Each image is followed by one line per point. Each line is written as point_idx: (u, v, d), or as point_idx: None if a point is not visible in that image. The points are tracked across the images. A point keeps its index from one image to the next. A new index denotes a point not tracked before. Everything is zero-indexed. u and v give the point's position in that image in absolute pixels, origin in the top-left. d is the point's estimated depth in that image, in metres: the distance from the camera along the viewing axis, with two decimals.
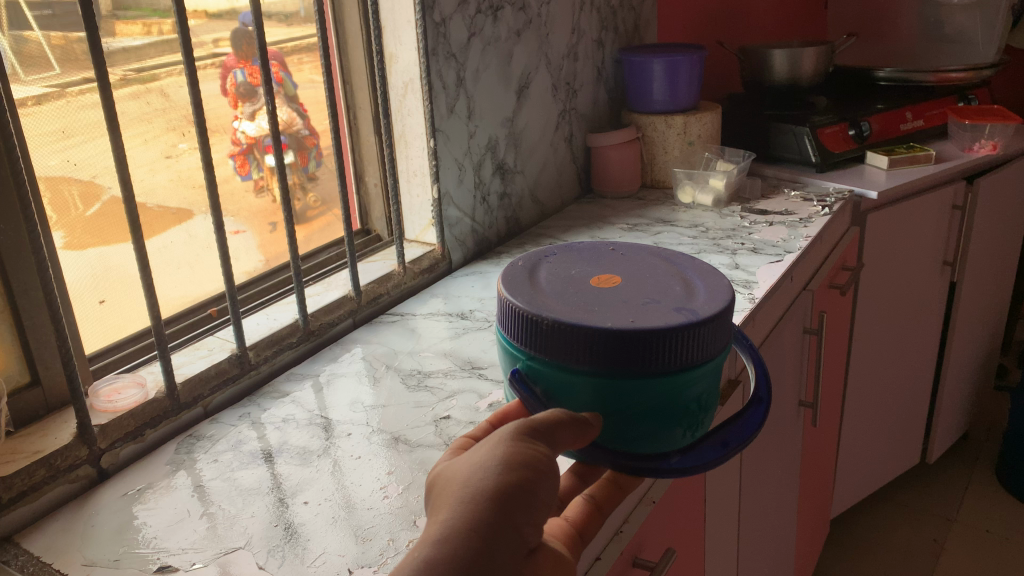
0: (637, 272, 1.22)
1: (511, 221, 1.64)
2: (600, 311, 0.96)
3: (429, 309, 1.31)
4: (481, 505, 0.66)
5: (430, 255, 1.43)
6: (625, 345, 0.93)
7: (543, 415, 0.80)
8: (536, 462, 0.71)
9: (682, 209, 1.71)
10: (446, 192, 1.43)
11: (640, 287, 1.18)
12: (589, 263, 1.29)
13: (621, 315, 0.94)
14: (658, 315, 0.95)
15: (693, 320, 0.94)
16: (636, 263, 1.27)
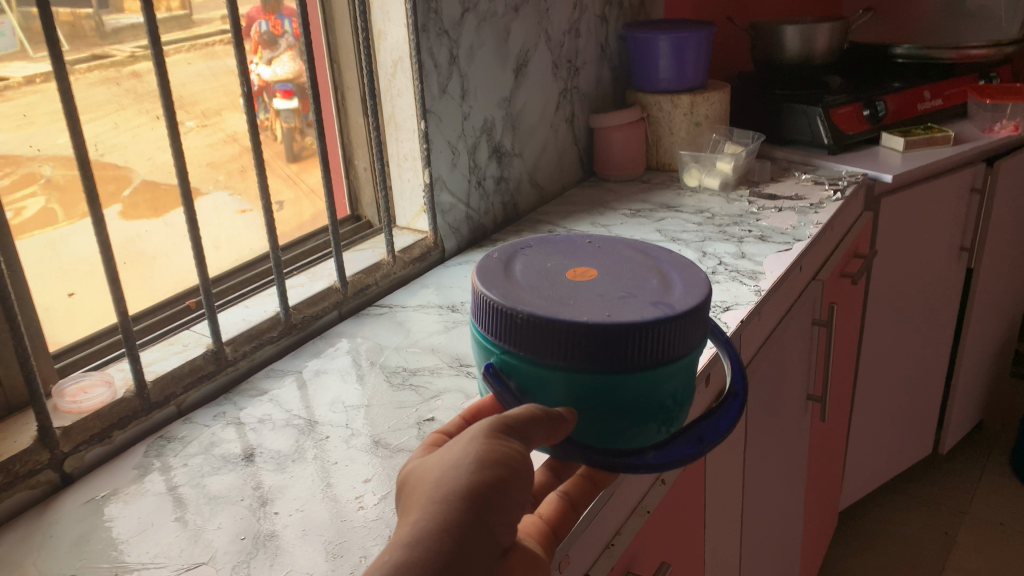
0: (614, 268, 1.17)
1: (509, 208, 1.58)
2: (574, 304, 0.91)
3: (419, 301, 1.25)
4: (449, 507, 0.58)
5: (422, 244, 1.37)
6: (602, 339, 0.87)
7: (524, 408, 0.69)
8: (512, 459, 0.62)
9: (687, 194, 1.64)
10: (439, 176, 1.37)
11: (619, 282, 1.13)
12: (571, 255, 1.23)
13: (596, 308, 0.89)
14: (635, 309, 0.89)
15: (669, 314, 0.89)
16: (614, 257, 1.22)
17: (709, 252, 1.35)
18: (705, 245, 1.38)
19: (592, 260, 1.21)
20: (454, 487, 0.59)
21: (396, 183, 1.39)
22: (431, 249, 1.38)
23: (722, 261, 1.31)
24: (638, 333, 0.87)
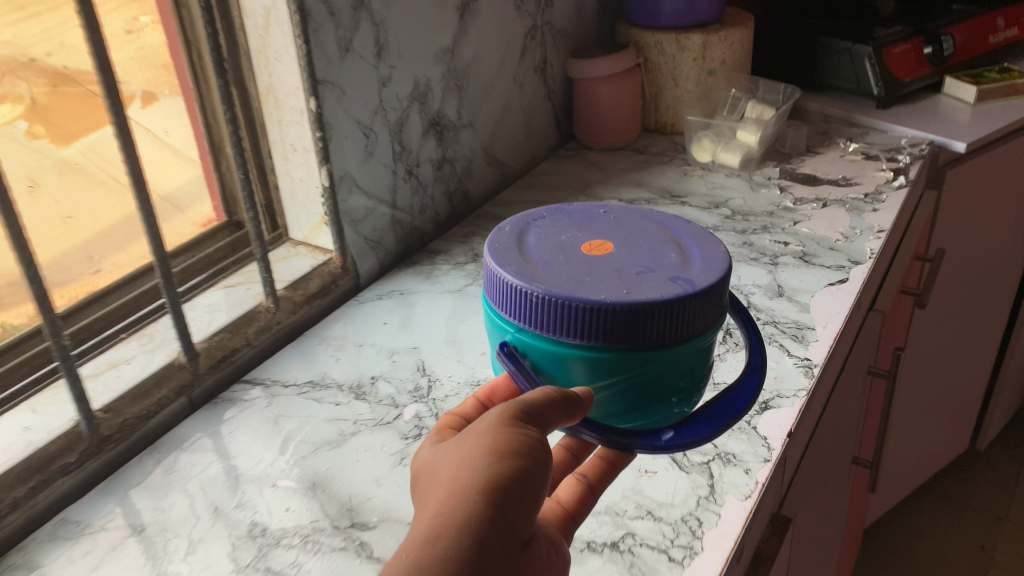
0: (637, 247, 0.81)
1: (455, 200, 1.16)
2: (590, 273, 0.75)
3: (309, 375, 0.85)
4: (462, 499, 0.50)
5: (321, 271, 0.96)
6: (619, 321, 0.72)
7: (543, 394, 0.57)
8: (530, 449, 0.53)
9: (697, 174, 1.22)
10: (346, 171, 0.95)
11: (652, 259, 0.78)
12: (572, 224, 0.86)
13: (611, 283, 0.73)
14: (648, 286, 0.73)
15: (691, 286, 0.73)
16: (614, 219, 0.86)
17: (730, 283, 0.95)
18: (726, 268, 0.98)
19: (599, 231, 0.84)
20: (468, 483, 0.50)
21: (286, 181, 0.97)
22: (336, 278, 0.97)
23: (750, 301, 0.92)
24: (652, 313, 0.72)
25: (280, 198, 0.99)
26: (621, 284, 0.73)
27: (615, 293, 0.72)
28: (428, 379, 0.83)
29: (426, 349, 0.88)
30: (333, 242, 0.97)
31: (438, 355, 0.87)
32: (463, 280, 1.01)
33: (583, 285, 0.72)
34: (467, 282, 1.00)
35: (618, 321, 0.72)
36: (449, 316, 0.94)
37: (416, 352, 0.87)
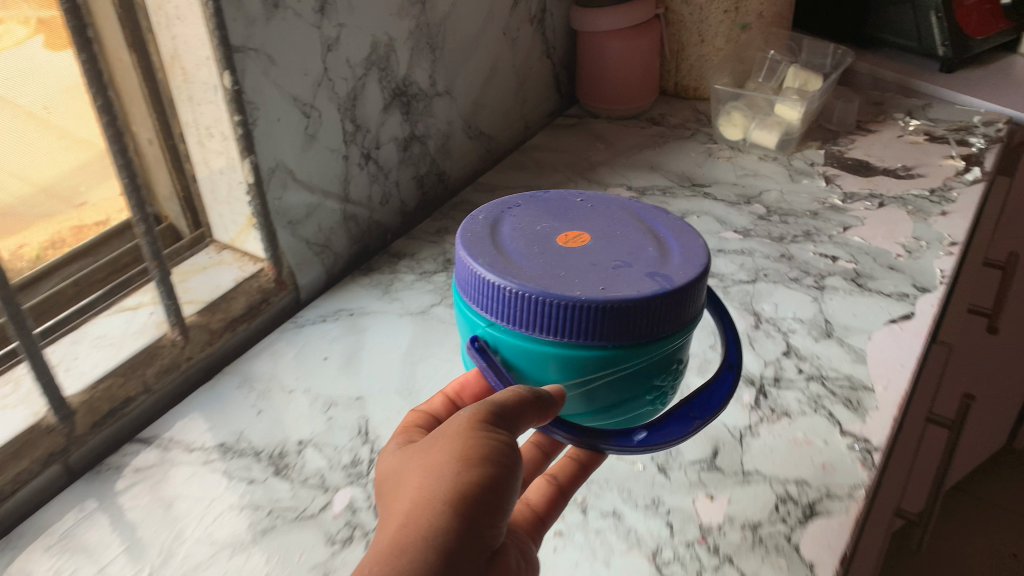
0: (624, 229, 0.64)
1: (427, 185, 0.95)
2: (565, 264, 0.59)
3: (221, 437, 0.67)
4: (427, 513, 0.44)
5: (249, 287, 0.76)
6: (606, 324, 0.56)
7: (512, 392, 0.51)
8: (503, 455, 0.47)
9: (724, 156, 1.01)
10: (278, 162, 0.75)
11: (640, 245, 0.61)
12: (541, 203, 0.69)
13: (588, 276, 0.57)
14: (632, 279, 0.57)
15: (688, 273, 0.58)
16: (595, 196, 0.69)
17: (763, 315, 0.75)
18: (759, 292, 0.78)
19: (576, 213, 0.67)
20: (433, 493, 0.45)
21: (204, 172, 0.76)
22: (268, 296, 0.78)
23: (789, 344, 0.72)
24: (642, 313, 0.56)
25: (199, 191, 0.78)
26: (600, 277, 0.57)
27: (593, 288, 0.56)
28: (370, 449, 0.64)
29: (372, 402, 0.69)
30: (263, 250, 0.77)
31: (387, 411, 0.68)
32: (429, 298, 0.81)
33: (554, 281, 0.56)
34: (434, 301, 0.80)
35: (606, 325, 0.56)
36: (406, 351, 0.74)
37: (360, 405, 0.69)
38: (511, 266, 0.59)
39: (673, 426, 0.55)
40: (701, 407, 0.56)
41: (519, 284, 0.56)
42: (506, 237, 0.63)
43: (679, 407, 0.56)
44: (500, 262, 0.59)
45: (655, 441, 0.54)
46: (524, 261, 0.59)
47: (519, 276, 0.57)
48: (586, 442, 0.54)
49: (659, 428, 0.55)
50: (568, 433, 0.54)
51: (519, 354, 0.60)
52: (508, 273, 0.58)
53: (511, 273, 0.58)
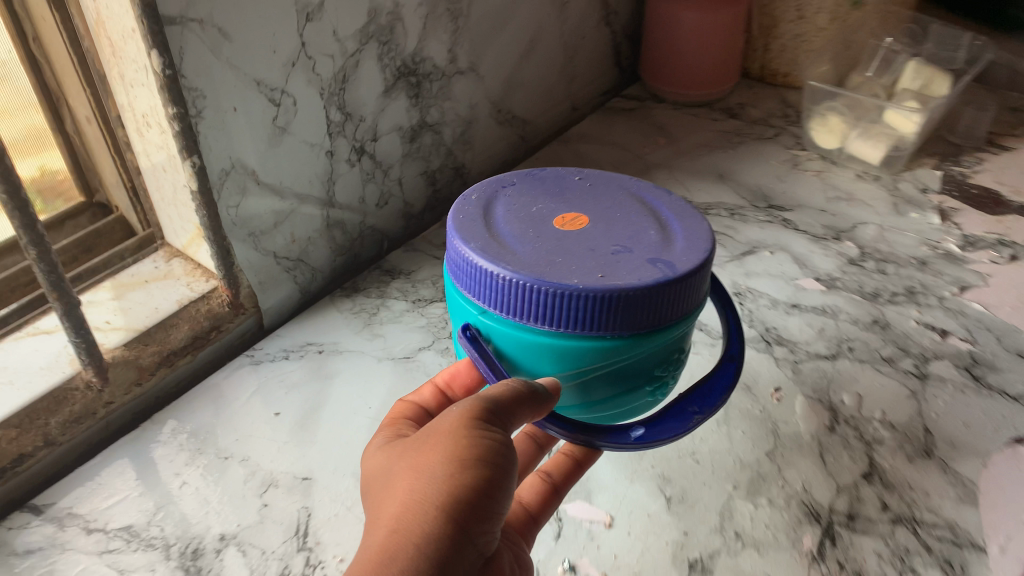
0: (620, 208, 0.54)
1: (437, 181, 0.79)
2: (563, 249, 0.49)
3: (128, 518, 0.53)
4: (420, 513, 0.42)
5: (195, 312, 0.62)
6: (608, 317, 0.47)
7: (505, 388, 0.47)
8: (496, 457, 0.44)
9: (811, 170, 0.81)
10: (234, 161, 0.59)
11: (639, 226, 0.51)
12: (540, 181, 0.58)
13: (586, 262, 0.48)
14: (632, 264, 0.48)
15: (690, 256, 0.48)
16: (596, 173, 0.58)
17: (842, 410, 0.58)
18: (839, 375, 0.60)
19: (570, 191, 0.56)
20: (425, 495, 0.42)
21: (148, 166, 0.61)
22: (220, 323, 0.63)
23: (873, 462, 0.54)
24: (643, 305, 0.47)
25: (146, 186, 0.63)
26: (599, 265, 0.48)
27: (592, 276, 0.46)
28: (303, 560, 0.50)
29: (320, 488, 0.54)
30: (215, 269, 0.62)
31: (335, 505, 0.53)
32: (418, 339, 0.65)
33: (553, 268, 0.47)
34: (423, 344, 0.64)
35: (609, 317, 0.47)
36: (376, 415, 0.59)
37: (304, 491, 0.54)
38: (505, 256, 0.49)
39: (673, 421, 0.50)
40: (703, 404, 0.51)
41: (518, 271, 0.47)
42: (492, 221, 0.52)
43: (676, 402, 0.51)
44: (492, 250, 0.49)
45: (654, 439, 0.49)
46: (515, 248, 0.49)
47: (512, 264, 0.48)
48: (585, 440, 0.48)
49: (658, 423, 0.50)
50: (571, 430, 0.49)
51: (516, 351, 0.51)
52: (501, 261, 0.48)
53: (505, 262, 0.48)
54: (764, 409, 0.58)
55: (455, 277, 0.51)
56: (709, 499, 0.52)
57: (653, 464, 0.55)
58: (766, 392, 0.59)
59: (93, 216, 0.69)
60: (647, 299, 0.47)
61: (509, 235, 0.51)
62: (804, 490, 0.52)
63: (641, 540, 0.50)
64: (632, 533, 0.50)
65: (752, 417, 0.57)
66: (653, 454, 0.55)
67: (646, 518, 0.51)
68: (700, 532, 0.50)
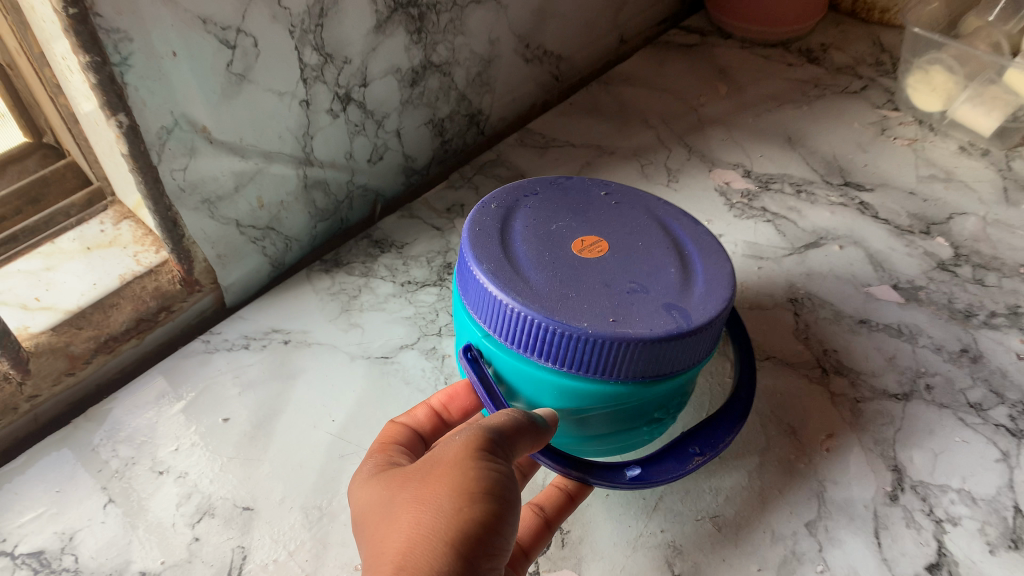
0: (643, 234, 0.44)
1: (446, 130, 0.67)
2: (576, 278, 0.40)
3: (40, 541, 0.46)
4: (423, 554, 0.33)
5: (140, 290, 0.53)
6: (613, 370, 0.38)
7: (509, 415, 0.38)
8: (507, 490, 0.36)
9: (901, 139, 0.67)
10: (177, 116, 0.47)
11: (661, 260, 0.42)
12: (565, 191, 0.48)
13: (600, 298, 0.39)
14: (650, 308, 0.39)
15: (716, 306, 0.40)
16: (626, 191, 0.48)
17: (911, 471, 0.46)
18: (911, 423, 0.48)
19: (591, 206, 0.47)
20: (428, 537, 0.33)
21: (81, 113, 0.50)
22: (170, 303, 0.54)
23: (943, 549, 0.43)
24: (653, 362, 0.38)
25: (84, 135, 0.52)
26: (614, 304, 0.39)
27: (602, 319, 0.37)
28: None
29: (261, 523, 0.46)
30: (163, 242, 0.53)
31: (275, 548, 0.45)
32: (400, 334, 0.56)
33: (562, 302, 0.38)
34: (406, 341, 0.55)
35: (614, 370, 0.38)
36: (338, 431, 0.50)
37: (243, 525, 0.46)
38: (513, 276, 0.39)
39: (669, 462, 0.41)
40: (707, 444, 0.42)
41: (522, 300, 0.38)
42: (504, 229, 0.43)
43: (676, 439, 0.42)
44: (500, 265, 0.40)
45: (652, 481, 0.40)
46: (526, 268, 0.40)
47: (518, 288, 0.39)
48: (572, 476, 0.39)
49: (652, 463, 0.41)
50: (554, 463, 0.40)
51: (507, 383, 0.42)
52: (507, 282, 0.39)
53: (512, 284, 0.39)
54: (808, 463, 0.47)
55: (464, 293, 0.42)
56: None
57: (662, 528, 0.44)
58: (814, 439, 0.48)
59: (43, 159, 0.56)
60: (661, 356, 0.38)
61: (521, 249, 0.42)
62: None
63: None
64: None
65: (792, 472, 0.46)
66: (663, 514, 0.45)
67: None
68: None
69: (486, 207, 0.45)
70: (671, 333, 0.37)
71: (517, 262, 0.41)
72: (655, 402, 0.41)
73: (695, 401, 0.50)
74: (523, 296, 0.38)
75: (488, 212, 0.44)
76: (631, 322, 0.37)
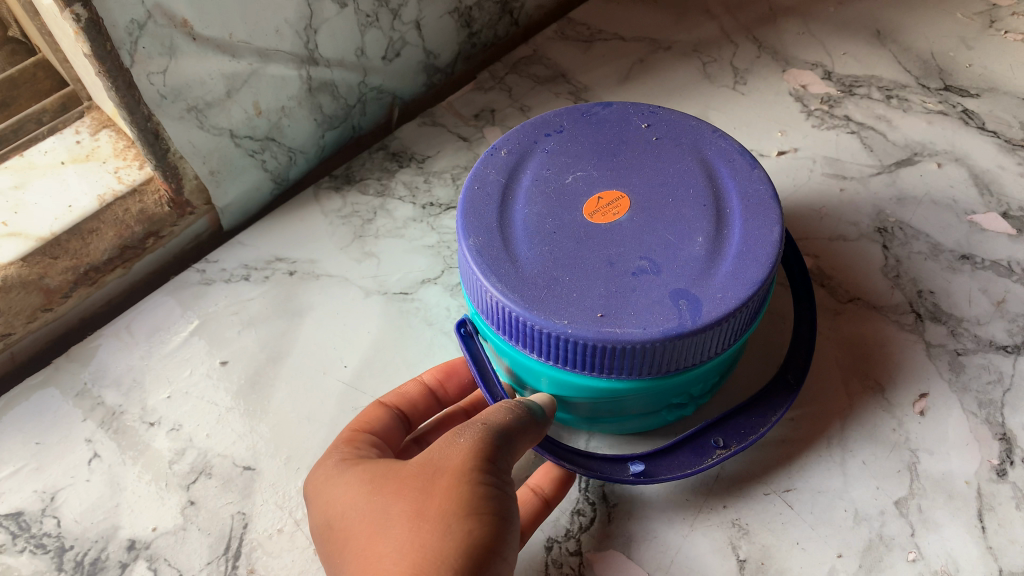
0: (680, 183, 0.37)
1: (474, 20, 0.57)
2: (574, 254, 0.35)
3: (19, 500, 0.40)
4: None
5: (123, 213, 0.46)
6: (607, 367, 0.33)
7: (505, 411, 0.33)
8: (506, 506, 0.31)
9: (1014, 32, 0.56)
10: (150, 8, 0.39)
11: (690, 225, 0.35)
12: (599, 123, 0.41)
13: (593, 283, 0.33)
14: (653, 296, 0.33)
15: (742, 292, 0.33)
16: (673, 118, 0.40)
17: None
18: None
19: (626, 147, 0.39)
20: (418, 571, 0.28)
21: (40, 4, 0.41)
22: (159, 228, 0.48)
23: None
24: (653, 361, 0.33)
25: (46, 28, 0.44)
26: (611, 290, 0.33)
27: (588, 316, 0.32)
28: None
29: (264, 487, 0.40)
30: (144, 156, 0.45)
31: (281, 516, 0.39)
32: (422, 266, 0.49)
33: (548, 291, 0.33)
34: (428, 274, 0.48)
35: (607, 368, 0.33)
36: (351, 378, 0.44)
37: (243, 488, 0.40)
38: (500, 254, 0.35)
39: (685, 454, 0.37)
40: (733, 435, 0.37)
41: (502, 288, 0.34)
42: (509, 187, 0.38)
43: (698, 427, 0.38)
44: (489, 239, 0.36)
45: (661, 475, 0.36)
46: (519, 242, 0.35)
47: (501, 272, 0.34)
48: (568, 467, 0.36)
49: (665, 455, 0.37)
50: (553, 451, 0.37)
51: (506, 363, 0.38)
52: (490, 264, 0.35)
53: (495, 267, 0.34)
54: (899, 428, 0.40)
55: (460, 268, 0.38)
56: (800, 570, 0.36)
57: (725, 504, 0.38)
58: (906, 400, 0.41)
59: (12, 55, 0.48)
60: (662, 355, 0.33)
61: (521, 215, 0.37)
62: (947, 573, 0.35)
63: None
64: None
65: (879, 439, 0.39)
66: (725, 487, 0.39)
67: None
68: None
69: (495, 155, 0.39)
70: (670, 334, 0.32)
71: (511, 233, 0.36)
72: (671, 389, 0.36)
73: (764, 350, 0.43)
74: (503, 284, 0.34)
75: (494, 163, 0.39)
76: (623, 319, 0.32)
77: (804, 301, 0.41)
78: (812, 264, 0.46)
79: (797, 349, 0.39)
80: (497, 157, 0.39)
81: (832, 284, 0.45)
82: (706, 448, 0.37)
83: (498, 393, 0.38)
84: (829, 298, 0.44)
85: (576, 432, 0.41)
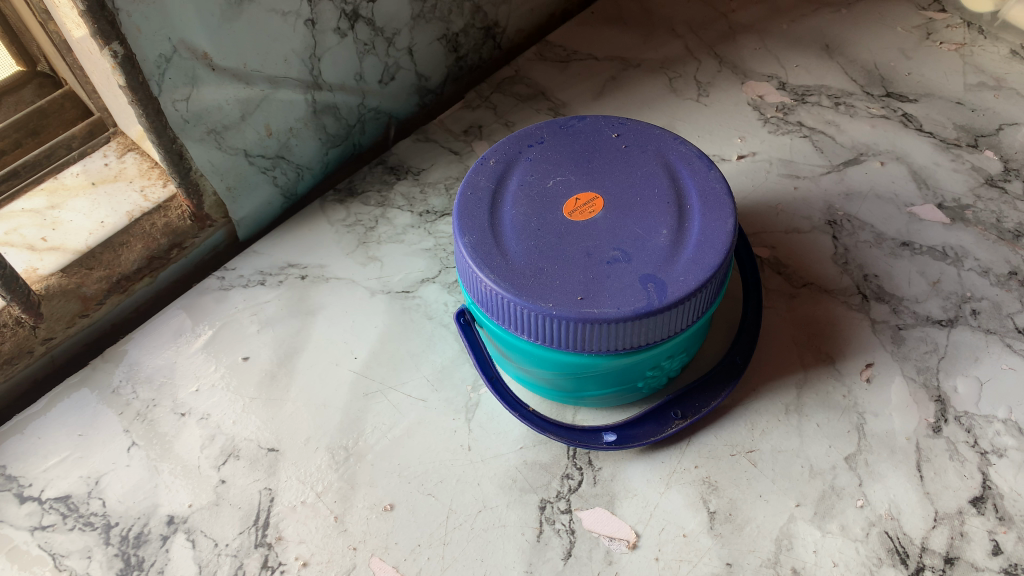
0: (647, 185, 0.43)
1: (461, 45, 0.63)
2: (556, 247, 0.40)
3: (67, 485, 0.45)
4: None
5: (150, 227, 0.51)
6: (588, 344, 0.38)
7: None
8: None
9: (948, 43, 0.63)
10: (176, 43, 0.44)
11: (656, 220, 0.41)
12: (575, 136, 0.46)
13: (574, 272, 0.39)
14: (625, 281, 0.38)
15: (701, 275, 0.38)
16: (640, 129, 0.46)
17: (955, 403, 0.44)
18: (955, 350, 0.46)
19: (598, 155, 0.45)
20: None
21: (73, 39, 0.46)
22: (182, 240, 0.53)
23: (988, 482, 0.41)
24: (626, 336, 0.38)
25: (78, 65, 0.49)
26: (588, 277, 0.39)
27: (570, 298, 0.38)
28: (260, 561, 0.42)
29: (287, 465, 0.45)
30: (170, 175, 0.50)
31: (303, 489, 0.44)
32: (421, 267, 0.54)
33: (535, 279, 0.39)
34: (427, 274, 0.53)
35: (588, 345, 0.38)
36: (361, 368, 0.49)
37: (269, 467, 0.45)
38: (493, 249, 0.40)
39: (649, 424, 0.44)
40: (689, 407, 0.44)
41: (495, 279, 0.39)
42: (498, 192, 0.43)
43: (660, 401, 0.44)
44: (482, 237, 0.41)
45: (631, 442, 0.43)
46: (508, 238, 0.41)
47: (494, 265, 0.39)
48: (552, 437, 0.43)
49: (634, 426, 0.44)
50: (541, 425, 0.43)
51: (499, 345, 0.43)
52: (484, 259, 0.40)
53: (488, 261, 0.40)
54: (849, 394, 0.45)
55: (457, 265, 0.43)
56: (763, 519, 0.41)
57: (697, 463, 0.43)
58: (853, 369, 0.46)
59: (39, 88, 0.53)
60: (634, 330, 0.38)
61: (509, 215, 0.42)
62: (890, 516, 0.41)
63: (670, 571, 0.40)
64: (661, 561, 0.40)
65: (830, 404, 0.45)
66: (696, 449, 0.44)
67: (680, 540, 0.41)
68: (747, 566, 0.40)
69: (485, 166, 0.45)
70: (639, 312, 0.37)
71: (501, 231, 0.41)
72: (643, 365, 0.41)
73: (727, 331, 0.48)
74: (496, 275, 0.39)
75: (485, 173, 0.44)
76: (600, 300, 0.37)
77: (751, 292, 0.47)
78: (770, 254, 0.51)
79: (744, 336, 0.46)
80: (486, 167, 0.45)
81: (788, 271, 0.50)
82: (669, 419, 0.44)
83: (493, 376, 0.44)
84: (785, 283, 0.50)
85: (565, 407, 0.46)
